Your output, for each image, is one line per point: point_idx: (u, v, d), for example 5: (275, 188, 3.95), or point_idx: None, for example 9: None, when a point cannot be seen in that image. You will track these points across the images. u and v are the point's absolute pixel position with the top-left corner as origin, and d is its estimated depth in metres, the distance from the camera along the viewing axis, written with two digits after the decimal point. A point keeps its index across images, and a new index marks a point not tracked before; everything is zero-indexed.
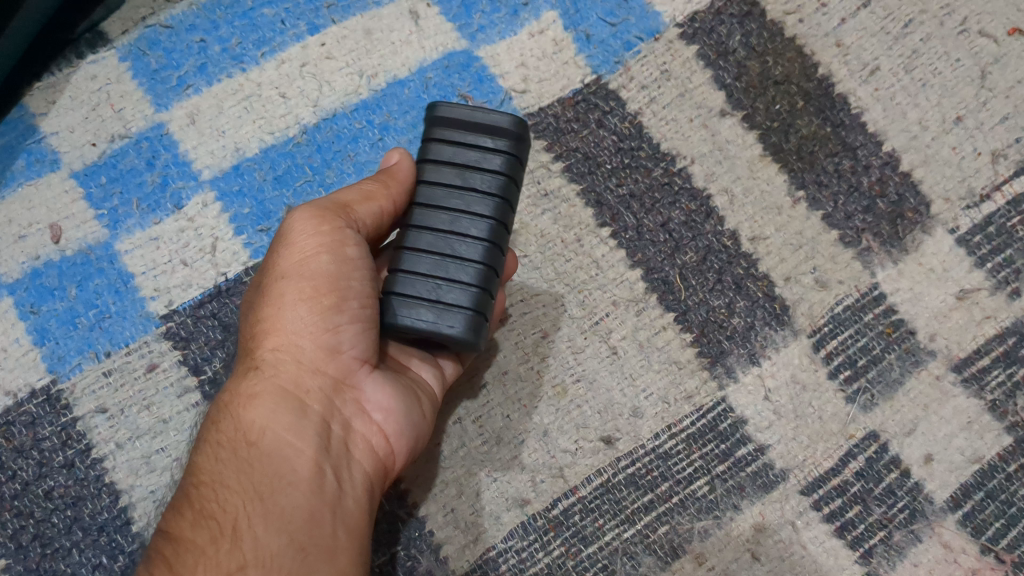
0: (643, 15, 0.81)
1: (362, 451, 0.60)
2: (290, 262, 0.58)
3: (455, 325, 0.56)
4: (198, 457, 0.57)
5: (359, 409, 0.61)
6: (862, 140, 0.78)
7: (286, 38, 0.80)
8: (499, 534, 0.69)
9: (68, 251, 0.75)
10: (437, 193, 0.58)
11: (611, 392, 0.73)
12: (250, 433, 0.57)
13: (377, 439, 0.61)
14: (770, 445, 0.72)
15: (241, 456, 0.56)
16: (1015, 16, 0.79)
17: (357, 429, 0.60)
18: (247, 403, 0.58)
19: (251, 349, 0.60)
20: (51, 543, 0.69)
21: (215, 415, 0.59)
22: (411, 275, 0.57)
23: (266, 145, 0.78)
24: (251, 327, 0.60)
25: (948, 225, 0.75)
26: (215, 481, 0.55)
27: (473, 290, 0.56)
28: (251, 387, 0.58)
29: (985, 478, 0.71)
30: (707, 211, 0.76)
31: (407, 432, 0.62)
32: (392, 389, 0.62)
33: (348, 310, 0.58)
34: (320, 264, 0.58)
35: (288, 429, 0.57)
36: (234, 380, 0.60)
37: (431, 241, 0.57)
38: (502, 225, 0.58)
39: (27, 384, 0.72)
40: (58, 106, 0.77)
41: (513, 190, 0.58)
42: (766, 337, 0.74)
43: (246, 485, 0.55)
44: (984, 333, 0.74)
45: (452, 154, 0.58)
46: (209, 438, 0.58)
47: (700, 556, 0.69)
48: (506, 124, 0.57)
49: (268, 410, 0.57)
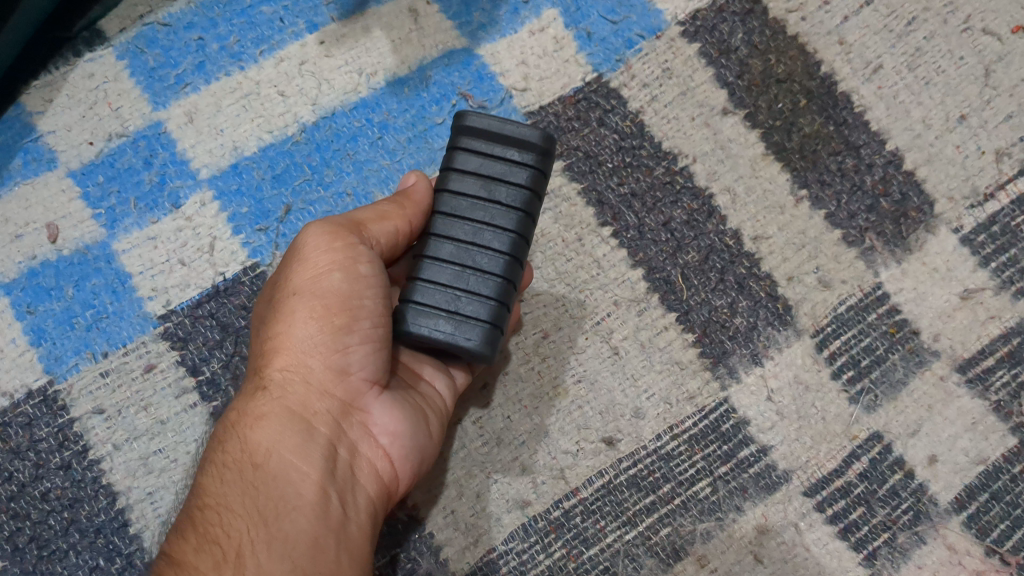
0: (644, 13, 0.80)
1: (368, 475, 0.59)
2: (302, 279, 0.58)
3: (472, 338, 0.56)
4: (203, 477, 0.57)
5: (365, 432, 0.60)
6: (865, 139, 0.77)
7: (285, 35, 0.79)
8: (499, 536, 0.69)
9: (65, 251, 0.74)
10: (460, 204, 0.58)
11: (612, 392, 0.72)
12: (257, 455, 0.56)
13: (382, 463, 0.60)
14: (773, 446, 0.71)
15: (246, 478, 0.55)
16: (1018, 14, 0.79)
17: (363, 452, 0.60)
18: (253, 423, 0.57)
19: (260, 367, 0.59)
20: (48, 545, 0.68)
21: (222, 435, 0.58)
22: (430, 284, 0.57)
23: (264, 143, 0.77)
24: (261, 344, 0.60)
25: (952, 224, 0.75)
26: (220, 504, 0.55)
27: (491, 303, 0.57)
28: (259, 408, 0.57)
29: (989, 480, 0.70)
30: (709, 210, 0.76)
31: (411, 454, 0.62)
32: (399, 411, 0.61)
33: (359, 330, 0.57)
34: (331, 282, 0.57)
35: (294, 451, 0.56)
36: (241, 399, 0.59)
37: (452, 252, 0.57)
38: (523, 239, 0.58)
39: (24, 385, 0.71)
40: (55, 105, 0.77)
41: (536, 205, 0.58)
42: (769, 337, 0.73)
43: (251, 510, 0.54)
44: (989, 333, 0.73)
45: (478, 165, 0.57)
46: (215, 459, 0.57)
47: (703, 558, 0.69)
48: (534, 139, 0.56)
49: (275, 431, 0.57)
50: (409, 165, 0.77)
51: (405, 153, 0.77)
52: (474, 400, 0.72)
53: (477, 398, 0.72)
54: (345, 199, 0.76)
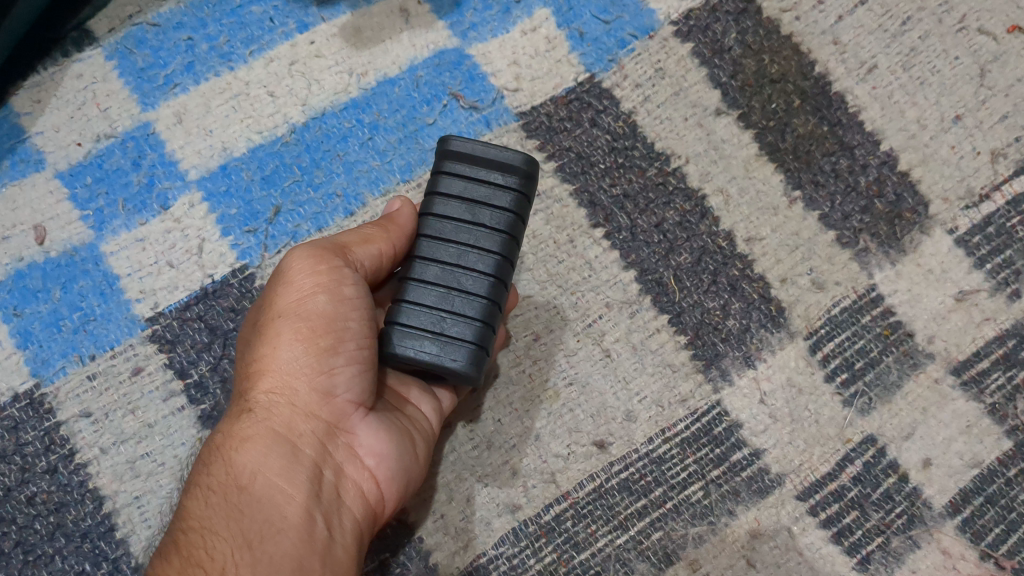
0: (637, 12, 0.79)
1: (354, 497, 0.59)
2: (287, 302, 0.57)
3: (458, 359, 0.56)
4: (188, 500, 0.56)
5: (351, 453, 0.59)
6: (860, 139, 0.76)
7: (275, 36, 0.79)
8: (489, 541, 0.68)
9: (52, 252, 0.73)
10: (446, 227, 0.58)
11: (604, 395, 0.72)
12: (241, 478, 0.56)
13: (368, 484, 0.60)
14: (766, 450, 0.70)
15: (232, 502, 0.55)
16: (1015, 13, 0.78)
17: (350, 474, 0.59)
18: (239, 446, 0.57)
19: (245, 389, 0.59)
20: (34, 550, 0.68)
21: (207, 458, 0.58)
22: (415, 306, 0.57)
23: (254, 144, 0.76)
24: (246, 366, 0.59)
25: (947, 225, 0.74)
26: (204, 527, 0.54)
27: (476, 324, 0.56)
28: (243, 430, 0.57)
29: (985, 483, 0.70)
30: (702, 211, 0.75)
31: (398, 476, 0.61)
32: (385, 433, 0.60)
33: (345, 352, 0.57)
34: (317, 304, 0.57)
35: (280, 473, 0.56)
36: (226, 422, 0.59)
37: (437, 273, 0.57)
38: (507, 261, 0.58)
39: (10, 388, 0.70)
40: (43, 105, 0.76)
41: (520, 227, 0.58)
42: (761, 339, 0.72)
43: (236, 532, 0.54)
44: (984, 335, 0.72)
45: (463, 189, 0.57)
46: (200, 481, 0.57)
47: (695, 563, 0.68)
48: (516, 162, 0.57)
49: (261, 454, 0.56)
50: (399, 166, 0.76)
51: (394, 154, 0.77)
52: (466, 404, 0.71)
53: (468, 401, 0.71)
54: (334, 200, 0.75)
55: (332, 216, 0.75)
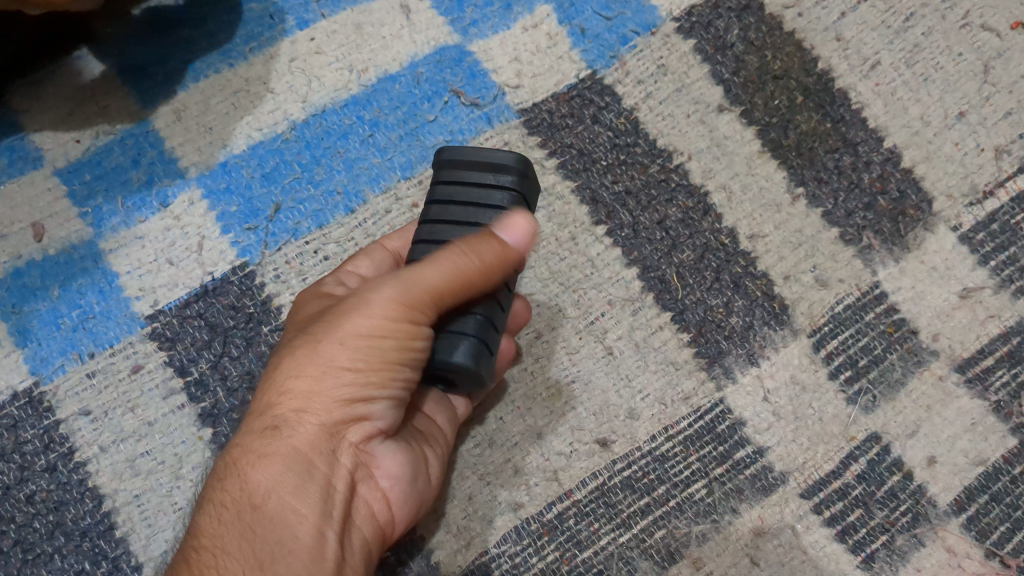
0: (639, 9, 0.79)
1: (364, 518, 0.58)
2: (354, 331, 0.53)
3: (455, 352, 0.54)
4: (202, 516, 0.55)
5: (368, 474, 0.58)
6: (863, 136, 0.76)
7: (275, 32, 0.78)
8: (491, 539, 0.68)
9: (50, 250, 0.73)
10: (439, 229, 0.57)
11: (606, 393, 0.71)
12: (256, 496, 0.54)
13: (379, 504, 0.59)
14: (769, 447, 0.70)
15: (244, 520, 0.53)
16: (1018, 10, 0.78)
17: (363, 493, 0.58)
18: (257, 461, 0.54)
19: (271, 402, 0.56)
20: (32, 549, 0.67)
21: (222, 472, 0.56)
22: None
23: (254, 141, 0.76)
24: (275, 376, 0.55)
25: (951, 222, 0.74)
26: (215, 546, 0.53)
27: (475, 318, 0.55)
28: (264, 446, 0.54)
29: (990, 481, 0.69)
30: (704, 208, 0.75)
31: (409, 498, 0.61)
32: (402, 455, 0.60)
33: (388, 387, 0.55)
34: (384, 348, 0.53)
35: (295, 493, 0.54)
36: (244, 434, 0.56)
37: None
38: None
39: (9, 386, 0.70)
40: (41, 101, 0.76)
41: None
42: (765, 336, 0.72)
43: (247, 553, 0.52)
44: (988, 332, 0.72)
45: (455, 193, 0.57)
46: (214, 496, 0.55)
47: (698, 561, 0.68)
48: (508, 160, 0.56)
49: (279, 472, 0.54)
50: (399, 163, 0.76)
51: (395, 151, 0.76)
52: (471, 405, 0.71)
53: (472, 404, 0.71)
54: (336, 197, 0.75)
55: (333, 214, 0.75)
